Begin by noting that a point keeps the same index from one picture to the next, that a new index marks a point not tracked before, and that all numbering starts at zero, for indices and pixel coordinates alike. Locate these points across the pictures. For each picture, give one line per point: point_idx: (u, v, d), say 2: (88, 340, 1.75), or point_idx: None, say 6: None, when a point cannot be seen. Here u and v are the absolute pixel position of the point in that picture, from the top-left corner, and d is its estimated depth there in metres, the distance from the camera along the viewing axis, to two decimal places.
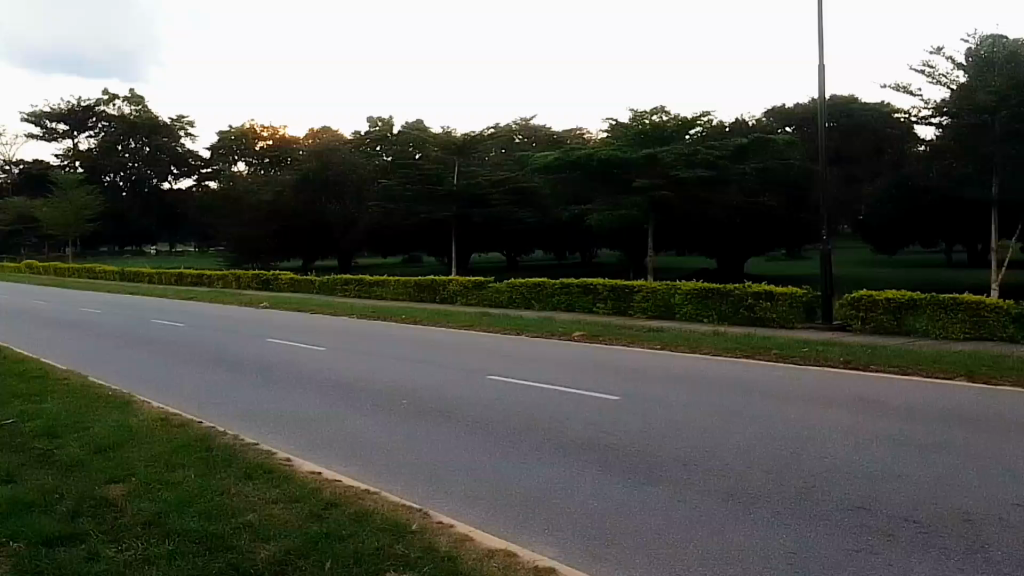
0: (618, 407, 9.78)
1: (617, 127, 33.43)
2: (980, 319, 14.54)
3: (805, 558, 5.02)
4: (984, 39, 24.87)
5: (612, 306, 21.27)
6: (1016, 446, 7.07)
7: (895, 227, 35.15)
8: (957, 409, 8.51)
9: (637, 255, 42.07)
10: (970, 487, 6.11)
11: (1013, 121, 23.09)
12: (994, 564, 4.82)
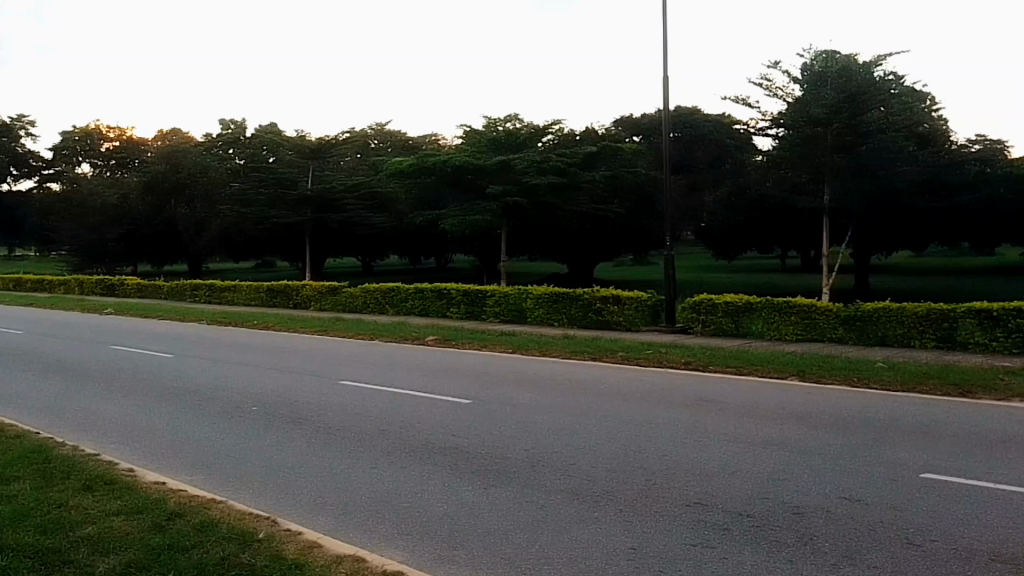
0: (472, 410, 10.09)
1: (471, 132, 34.00)
2: (811, 320, 15.84)
3: (643, 553, 5.48)
4: (819, 53, 26.83)
5: (465, 310, 21.57)
6: (838, 438, 7.82)
7: (732, 236, 37.72)
8: (782, 406, 9.36)
9: (491, 260, 42.94)
10: (801, 481, 6.74)
11: (841, 133, 25.38)
12: (819, 553, 5.37)
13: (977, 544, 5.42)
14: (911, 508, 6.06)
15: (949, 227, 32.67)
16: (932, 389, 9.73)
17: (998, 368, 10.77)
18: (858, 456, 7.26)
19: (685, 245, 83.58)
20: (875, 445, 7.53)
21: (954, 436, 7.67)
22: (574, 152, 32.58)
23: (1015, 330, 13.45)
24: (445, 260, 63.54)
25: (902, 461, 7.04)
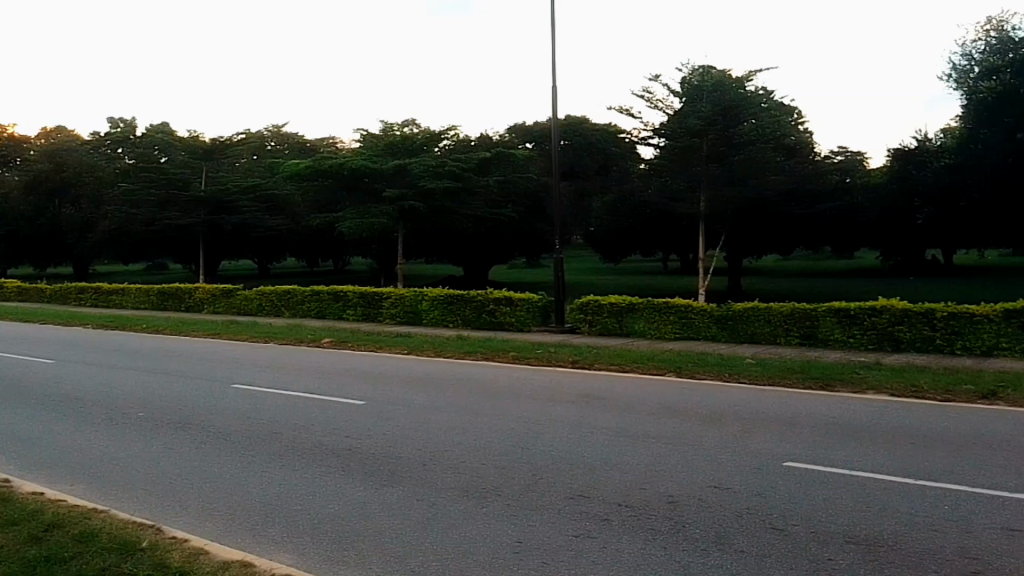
0: (364, 412, 10.16)
1: (366, 136, 33.83)
2: (687, 320, 16.74)
3: (529, 546, 5.80)
4: (696, 68, 28.19)
5: (361, 312, 21.45)
6: (713, 431, 8.40)
7: (619, 240, 39.05)
8: (664, 401, 9.93)
9: (388, 262, 42.68)
10: (677, 472, 7.26)
11: (716, 145, 26.86)
12: (694, 540, 5.85)
13: (832, 527, 6.05)
14: (775, 495, 6.66)
15: (815, 232, 34.99)
16: (797, 383, 10.56)
17: (855, 363, 11.77)
18: (730, 447, 7.84)
19: (576, 249, 85.68)
20: (745, 436, 8.14)
21: (814, 426, 8.40)
22: (469, 158, 32.95)
23: (868, 328, 14.67)
24: (341, 263, 62.57)
25: (768, 452, 7.68)
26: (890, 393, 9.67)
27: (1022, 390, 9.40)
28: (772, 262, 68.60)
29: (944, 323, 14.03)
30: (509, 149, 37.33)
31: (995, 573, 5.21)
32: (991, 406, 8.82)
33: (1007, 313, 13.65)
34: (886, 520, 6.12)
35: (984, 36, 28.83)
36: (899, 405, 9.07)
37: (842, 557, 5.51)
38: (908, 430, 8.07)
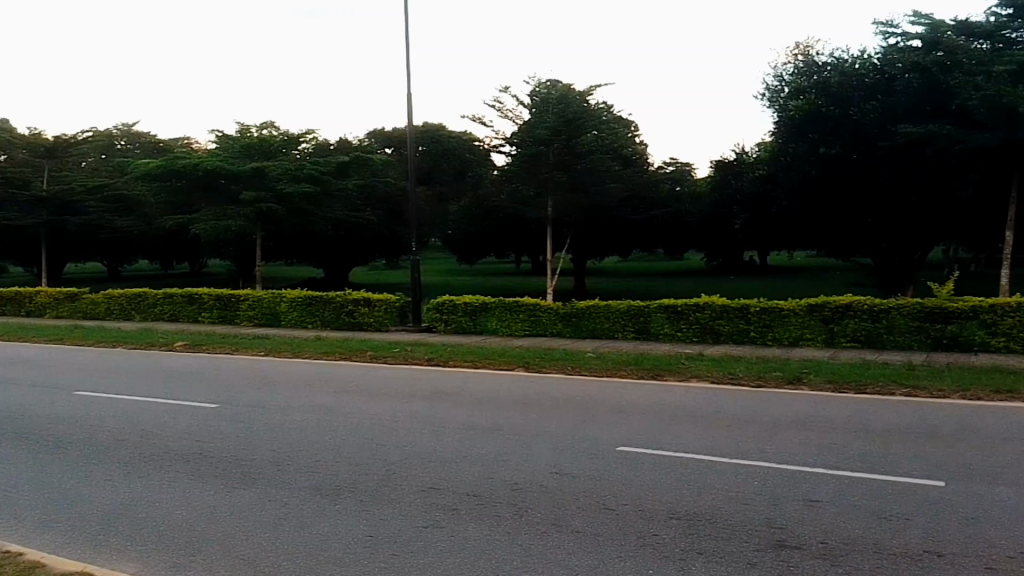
0: (217, 415, 10.12)
1: (221, 136, 32.77)
2: (535, 317, 17.51)
3: (381, 539, 6.07)
4: (545, 81, 28.88)
5: (217, 314, 20.95)
6: (552, 421, 9.01)
7: (475, 243, 39.79)
8: (510, 395, 10.52)
9: (246, 265, 41.47)
10: (519, 461, 7.75)
11: (562, 153, 28.05)
12: (534, 524, 6.28)
13: (658, 505, 6.61)
14: (607, 478, 7.24)
15: (656, 234, 37.03)
16: (630, 374, 11.45)
17: (684, 354, 12.83)
18: (566, 437, 8.40)
19: (437, 252, 86.25)
20: (582, 426, 8.78)
21: (644, 413, 9.17)
22: (327, 161, 32.64)
23: (693, 322, 15.95)
24: (197, 265, 60.05)
25: (604, 439, 8.27)
26: (712, 381, 10.69)
27: (819, 375, 10.67)
28: (622, 263, 71.91)
29: (757, 317, 15.46)
30: (369, 154, 37.23)
31: (793, 540, 5.85)
32: (795, 390, 9.95)
33: (810, 307, 15.12)
34: (703, 495, 6.73)
35: (792, 59, 31.03)
36: (716, 392, 10.04)
37: (665, 533, 6.05)
38: (727, 413, 8.96)
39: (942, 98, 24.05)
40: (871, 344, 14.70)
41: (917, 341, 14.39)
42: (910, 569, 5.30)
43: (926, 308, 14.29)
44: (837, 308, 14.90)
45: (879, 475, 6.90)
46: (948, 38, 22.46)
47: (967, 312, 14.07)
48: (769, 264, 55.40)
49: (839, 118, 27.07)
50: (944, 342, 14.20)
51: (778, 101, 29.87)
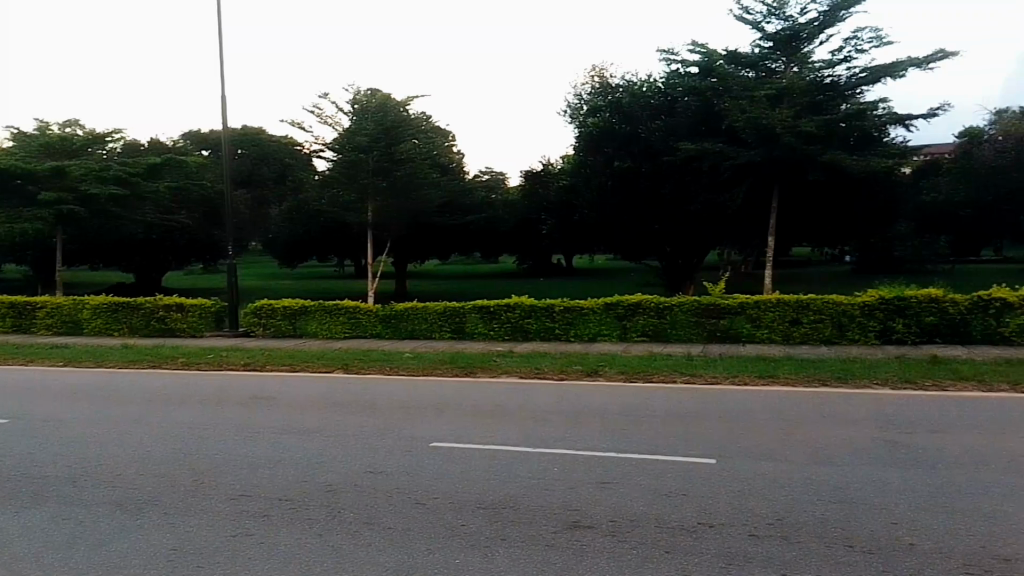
0: (6, 432, 9.46)
1: (15, 133, 30.14)
2: (355, 319, 17.59)
3: (184, 551, 5.71)
4: (365, 90, 29.12)
5: (10, 323, 19.42)
6: (370, 422, 9.19)
7: (296, 248, 38.86)
8: (331, 396, 10.66)
9: (42, 270, 38.27)
10: (335, 464, 7.63)
11: (382, 159, 28.30)
12: (345, 525, 5.96)
13: (468, 496, 6.46)
14: (422, 473, 7.15)
15: (478, 238, 37.95)
16: (443, 372, 11.94)
17: (495, 352, 13.45)
18: (393, 434, 8.60)
19: (255, 257, 83.51)
20: (397, 426, 8.94)
21: (459, 410, 9.54)
22: (137, 162, 30.89)
23: (505, 321, 16.68)
24: None
25: (421, 437, 8.39)
26: (520, 375, 11.42)
27: (614, 368, 11.63)
28: (445, 266, 72.97)
29: (561, 315, 16.42)
30: (182, 155, 35.59)
31: (588, 521, 5.80)
32: (594, 381, 10.83)
33: (607, 305, 16.25)
34: (512, 484, 6.66)
35: (589, 80, 32.71)
36: (528, 386, 10.69)
37: (472, 522, 5.86)
38: (533, 407, 9.45)
39: (713, 120, 26.98)
40: (659, 338, 15.99)
41: (696, 334, 15.81)
42: (683, 542, 5.39)
43: (703, 305, 15.76)
44: (629, 307, 16.11)
45: (663, 458, 7.15)
46: (721, 66, 25.07)
47: (736, 308, 15.60)
48: (574, 268, 58.33)
49: (629, 135, 28.84)
50: (719, 335, 15.72)
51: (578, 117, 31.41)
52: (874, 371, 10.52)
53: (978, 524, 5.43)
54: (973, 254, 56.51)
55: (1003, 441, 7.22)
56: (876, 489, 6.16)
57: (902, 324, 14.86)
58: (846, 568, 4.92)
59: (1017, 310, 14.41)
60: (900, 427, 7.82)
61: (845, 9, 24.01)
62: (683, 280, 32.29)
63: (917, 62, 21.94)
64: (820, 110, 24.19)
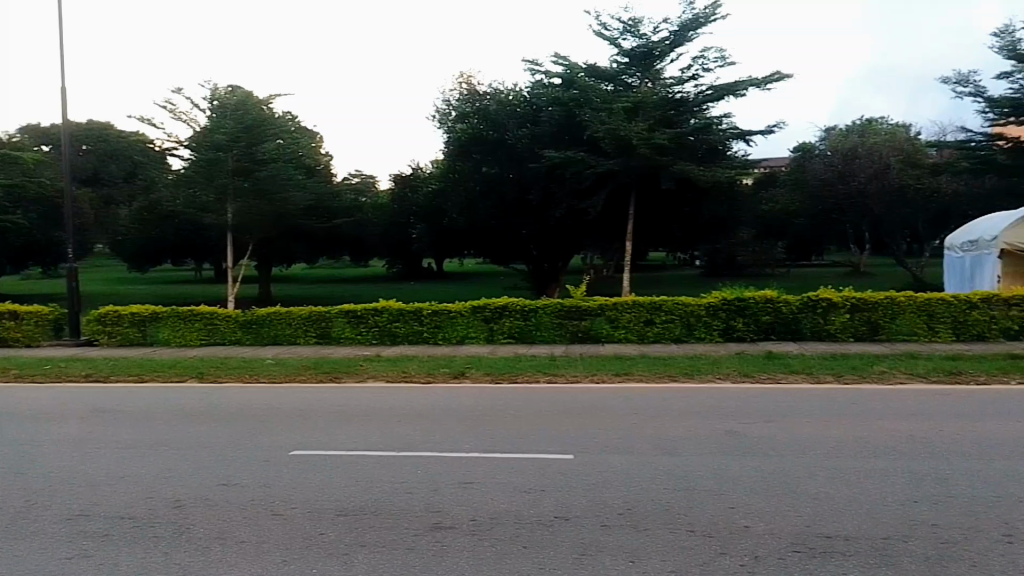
0: None
1: None
2: (212, 326, 17.03)
3: (15, 572, 5.36)
4: (228, 86, 28.13)
5: None
6: (226, 431, 8.98)
7: (150, 250, 36.90)
8: (183, 406, 10.33)
9: None
10: (185, 477, 7.39)
11: (242, 159, 27.42)
12: (194, 541, 5.82)
13: (328, 504, 6.46)
14: (278, 483, 7.06)
15: (345, 242, 37.46)
16: (307, 378, 11.81)
17: (361, 356, 13.40)
18: (250, 443, 8.42)
19: (100, 262, 78.27)
20: (257, 435, 8.76)
21: (320, 417, 9.46)
22: None
23: (372, 326, 16.62)
24: None
25: (279, 445, 8.27)
26: (386, 379, 11.45)
27: (479, 369, 11.89)
28: (308, 271, 71.17)
29: (429, 319, 16.51)
30: (18, 151, 33.03)
31: (449, 521, 5.95)
32: (459, 383, 11.02)
33: (473, 308, 16.51)
34: (371, 491, 6.69)
35: (455, 87, 32.94)
36: (393, 390, 10.73)
37: (332, 530, 5.89)
38: (395, 411, 9.51)
39: (576, 129, 27.39)
40: (523, 339, 16.40)
41: (559, 336, 16.31)
42: (537, 536, 5.63)
43: (565, 307, 16.30)
44: (495, 309, 16.44)
45: (521, 455, 7.41)
46: (582, 78, 25.68)
47: (596, 309, 16.23)
48: (442, 271, 58.48)
49: (497, 141, 29.28)
50: (580, 336, 16.29)
51: (445, 122, 31.55)
52: (714, 368, 11.25)
53: (804, 505, 5.97)
54: (808, 259, 61.01)
55: (826, 428, 7.94)
56: (715, 477, 6.63)
57: (742, 323, 15.92)
58: (687, 553, 5.28)
59: (840, 309, 15.74)
60: (740, 417, 8.45)
61: (693, 30, 25.39)
62: (548, 283, 33.39)
63: (756, 82, 23.49)
64: (673, 124, 25.45)
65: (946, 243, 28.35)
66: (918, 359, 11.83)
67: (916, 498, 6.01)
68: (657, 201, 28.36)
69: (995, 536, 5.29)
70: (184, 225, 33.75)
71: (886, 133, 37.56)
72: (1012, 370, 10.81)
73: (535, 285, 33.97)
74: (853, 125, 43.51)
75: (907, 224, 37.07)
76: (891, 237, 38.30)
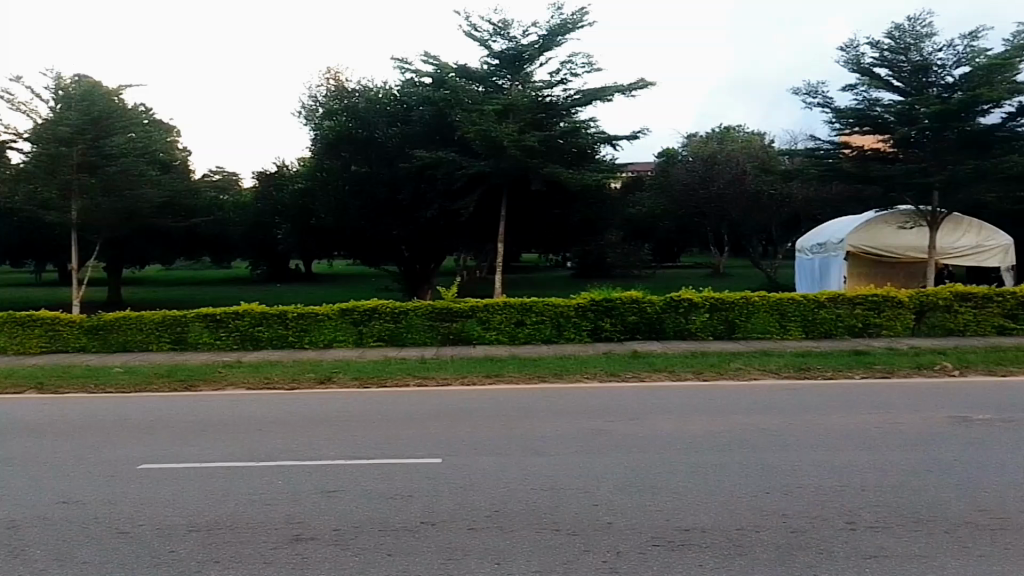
0: None
1: None
2: (55, 332, 15.92)
3: None
4: (75, 77, 26.43)
5: None
6: (66, 445, 8.33)
7: None
8: (18, 419, 9.56)
9: None
10: (16, 495, 6.78)
11: (89, 154, 25.67)
12: (29, 564, 5.34)
13: (180, 520, 6.09)
14: (126, 499, 6.59)
15: (207, 241, 36.06)
16: (163, 387, 11.16)
17: (219, 363, 12.81)
18: (93, 458, 7.84)
19: None
20: (102, 448, 8.18)
21: (172, 427, 8.95)
22: None
23: (233, 330, 15.96)
24: None
25: (125, 459, 7.74)
26: (248, 387, 10.98)
27: (348, 373, 11.61)
28: (164, 273, 67.55)
29: (295, 322, 16.01)
30: None
31: (311, 532, 5.74)
32: (325, 389, 10.71)
33: (342, 310, 16.17)
34: (231, 503, 6.37)
35: (323, 83, 32.15)
36: (253, 398, 10.32)
37: (183, 547, 5.55)
38: (256, 419, 9.12)
39: (446, 130, 27.42)
40: (394, 342, 16.18)
41: (430, 338, 16.19)
42: (404, 543, 5.50)
43: (436, 309, 16.20)
44: (364, 312, 16.14)
45: (390, 461, 7.24)
46: (453, 79, 25.67)
47: (467, 311, 16.22)
48: (312, 272, 56.93)
49: (365, 140, 28.85)
50: (451, 338, 16.24)
51: (313, 120, 30.79)
52: (583, 368, 11.46)
53: (664, 500, 6.13)
54: (671, 262, 63.50)
55: (689, 424, 8.22)
56: (582, 475, 6.72)
57: (609, 324, 16.35)
58: (556, 552, 5.30)
59: (699, 309, 16.41)
60: (604, 416, 8.65)
61: (562, 35, 25.87)
62: (420, 285, 33.51)
63: (621, 89, 24.20)
64: (541, 127, 25.89)
65: (797, 246, 30.15)
66: (771, 355, 12.47)
67: (769, 488, 6.30)
68: (531, 204, 28.73)
69: (840, 524, 5.60)
70: (27, 223, 31.24)
71: (741, 141, 39.65)
72: (856, 365, 11.62)
73: (410, 286, 33.74)
74: (713, 133, 45.64)
75: (762, 229, 39.24)
76: (747, 241, 40.41)
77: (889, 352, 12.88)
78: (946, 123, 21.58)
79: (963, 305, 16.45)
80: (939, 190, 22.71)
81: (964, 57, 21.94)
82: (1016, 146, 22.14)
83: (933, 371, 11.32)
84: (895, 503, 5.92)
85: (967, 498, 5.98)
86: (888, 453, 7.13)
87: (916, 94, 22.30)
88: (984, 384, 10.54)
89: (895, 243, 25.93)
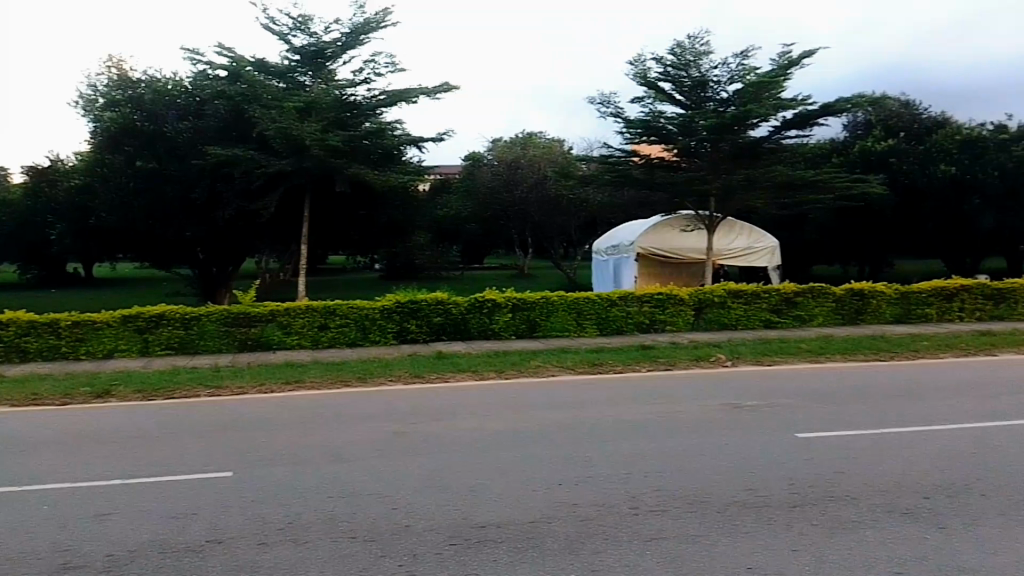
0: None
1: None
2: None
3: None
4: None
5: None
6: None
7: None
8: None
9: None
10: None
11: None
12: None
13: None
14: None
15: None
16: None
17: None
18: None
19: None
20: None
21: None
22: None
23: None
24: None
25: None
26: (10, 406, 9.89)
27: (130, 386, 10.79)
28: None
29: (69, 332, 14.77)
30: None
31: (81, 560, 5.27)
32: (102, 403, 9.90)
33: (124, 317, 15.07)
34: None
35: (104, 71, 29.66)
36: (15, 416, 9.35)
37: None
38: (14, 439, 8.26)
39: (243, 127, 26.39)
40: (184, 350, 15.29)
41: (226, 345, 15.46)
42: (190, 563, 5.18)
43: (232, 315, 15.51)
44: (150, 319, 15.15)
45: (174, 478, 6.80)
46: (250, 73, 24.74)
47: (267, 315, 15.63)
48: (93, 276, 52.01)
49: (154, 134, 27.08)
50: (250, 344, 15.57)
51: (92, 110, 28.36)
52: (388, 370, 11.38)
53: (461, 498, 6.21)
54: (479, 263, 64.30)
55: (485, 422, 8.40)
56: (379, 479, 6.65)
57: (414, 325, 16.39)
58: (347, 559, 5.21)
59: (503, 309, 16.82)
60: (395, 418, 8.63)
61: (365, 34, 25.61)
62: (219, 289, 31.96)
63: (425, 92, 24.29)
64: (347, 126, 25.52)
65: (594, 248, 31.62)
66: (569, 352, 13.01)
67: (561, 480, 6.56)
68: (336, 204, 28.28)
69: (625, 510, 5.92)
70: None
71: (542, 147, 41.02)
72: (643, 359, 12.35)
73: (212, 291, 32.07)
74: (516, 138, 46.79)
75: (563, 232, 40.78)
76: (550, 243, 41.85)
77: (674, 346, 13.84)
78: (723, 134, 23.52)
79: (736, 301, 18.05)
80: (718, 196, 24.77)
81: (737, 74, 24.00)
82: (781, 157, 24.60)
83: (710, 363, 12.28)
84: (672, 487, 6.35)
85: (736, 479, 6.52)
86: (666, 441, 7.62)
87: (695, 107, 24.18)
88: (752, 373, 11.56)
89: (681, 245, 27.78)
